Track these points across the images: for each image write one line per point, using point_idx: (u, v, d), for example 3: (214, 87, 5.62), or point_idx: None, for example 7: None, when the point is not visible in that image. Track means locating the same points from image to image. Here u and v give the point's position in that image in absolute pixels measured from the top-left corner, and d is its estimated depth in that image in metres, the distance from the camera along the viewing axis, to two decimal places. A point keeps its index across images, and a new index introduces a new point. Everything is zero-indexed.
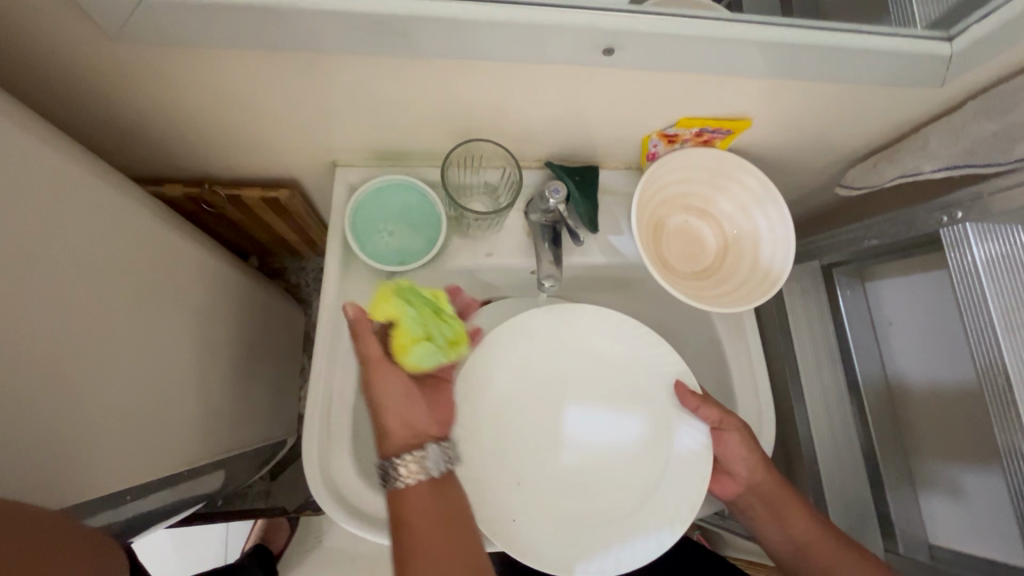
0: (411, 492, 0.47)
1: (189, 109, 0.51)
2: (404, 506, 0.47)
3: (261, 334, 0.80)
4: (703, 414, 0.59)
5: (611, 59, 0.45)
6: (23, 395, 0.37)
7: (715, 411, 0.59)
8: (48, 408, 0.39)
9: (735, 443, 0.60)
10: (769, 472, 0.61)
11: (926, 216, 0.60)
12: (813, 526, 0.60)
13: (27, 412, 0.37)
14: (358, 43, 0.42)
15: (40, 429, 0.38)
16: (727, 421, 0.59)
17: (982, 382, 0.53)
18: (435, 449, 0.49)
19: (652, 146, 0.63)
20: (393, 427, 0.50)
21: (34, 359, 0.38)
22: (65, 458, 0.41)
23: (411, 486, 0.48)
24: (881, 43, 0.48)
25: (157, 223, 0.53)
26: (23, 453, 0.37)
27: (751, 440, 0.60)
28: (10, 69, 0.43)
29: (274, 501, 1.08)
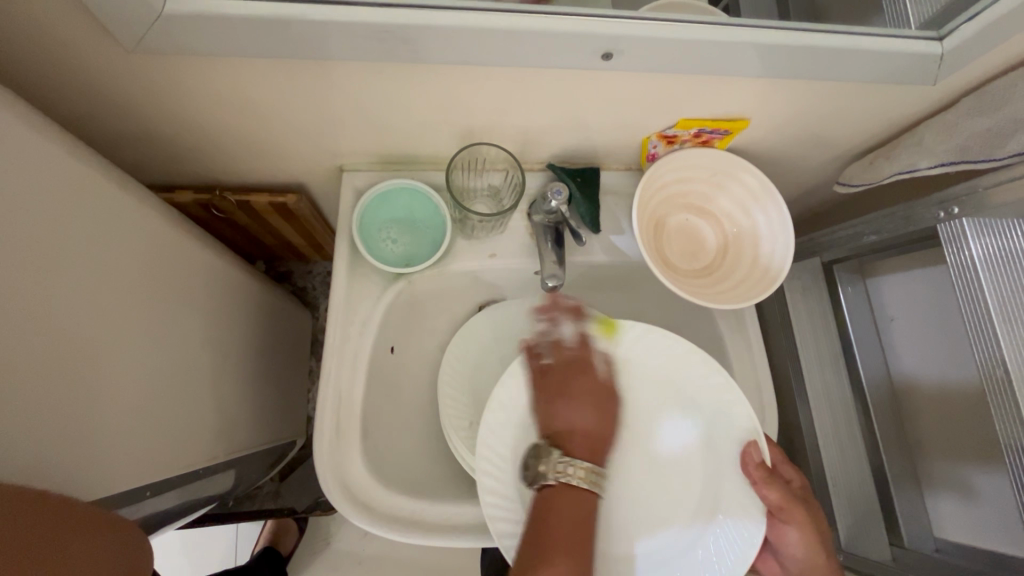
0: (563, 495, 0.49)
1: (201, 116, 0.52)
2: (557, 501, 0.49)
3: (270, 337, 0.82)
4: (764, 495, 0.53)
5: (609, 64, 0.47)
6: (48, 393, 0.38)
7: (778, 494, 0.53)
8: (70, 407, 0.40)
9: (793, 529, 0.55)
10: (827, 567, 0.54)
11: (924, 212, 0.61)
12: None
13: (51, 411, 0.38)
14: (365, 52, 0.43)
15: (63, 427, 0.40)
16: (789, 505, 0.54)
17: (981, 378, 0.54)
18: (579, 466, 0.50)
19: (651, 147, 0.64)
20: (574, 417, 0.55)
21: (56, 359, 0.39)
22: (88, 456, 0.42)
23: (563, 491, 0.50)
24: (873, 43, 0.49)
25: (171, 228, 0.55)
26: (48, 450, 0.38)
27: (812, 534, 0.54)
28: (28, 81, 0.45)
29: (284, 501, 1.08)
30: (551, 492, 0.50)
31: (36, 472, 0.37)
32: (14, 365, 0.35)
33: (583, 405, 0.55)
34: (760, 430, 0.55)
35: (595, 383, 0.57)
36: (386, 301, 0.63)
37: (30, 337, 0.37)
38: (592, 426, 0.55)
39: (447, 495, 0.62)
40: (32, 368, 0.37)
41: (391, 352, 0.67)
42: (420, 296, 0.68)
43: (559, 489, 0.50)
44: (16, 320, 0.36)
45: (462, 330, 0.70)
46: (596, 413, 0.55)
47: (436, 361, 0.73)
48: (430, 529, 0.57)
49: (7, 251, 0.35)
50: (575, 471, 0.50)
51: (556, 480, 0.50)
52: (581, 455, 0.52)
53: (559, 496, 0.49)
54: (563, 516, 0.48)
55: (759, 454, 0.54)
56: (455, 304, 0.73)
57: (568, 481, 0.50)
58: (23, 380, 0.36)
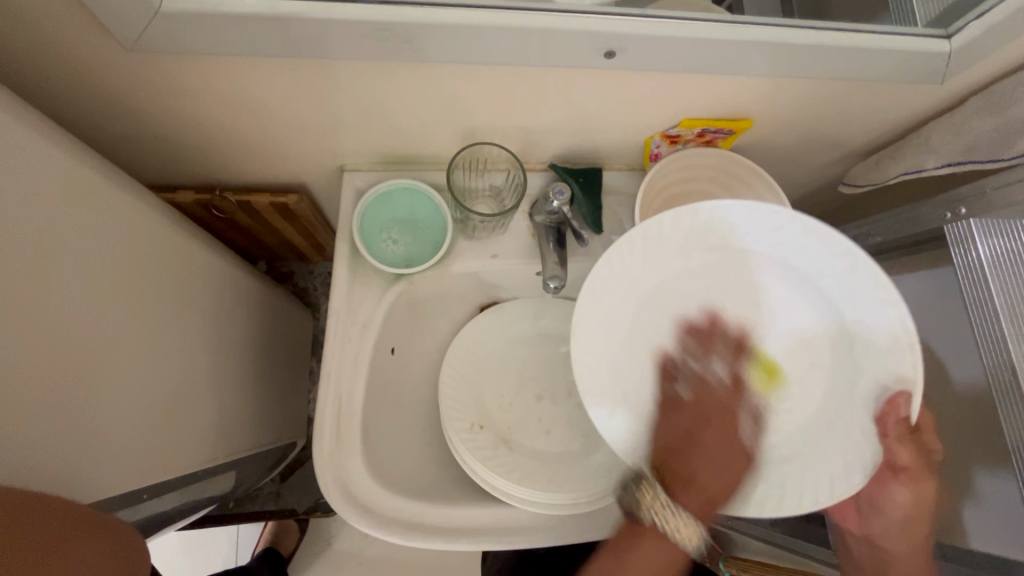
0: (656, 545, 0.49)
1: (201, 116, 0.52)
2: (638, 557, 0.49)
3: (270, 338, 0.82)
4: (893, 450, 0.49)
5: (612, 62, 0.46)
6: (50, 395, 0.38)
7: (908, 453, 0.49)
8: (72, 408, 0.40)
9: (905, 491, 0.51)
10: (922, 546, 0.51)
11: (930, 213, 0.62)
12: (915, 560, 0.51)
13: (54, 412, 0.38)
14: (364, 50, 0.43)
15: (65, 429, 0.40)
16: (915, 467, 0.50)
17: (989, 381, 0.52)
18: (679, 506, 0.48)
19: (654, 147, 0.64)
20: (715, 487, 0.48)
21: (59, 360, 0.39)
22: (89, 459, 0.42)
23: (666, 537, 0.48)
24: (880, 42, 0.48)
25: (171, 229, 0.55)
26: (50, 455, 0.38)
27: (923, 506, 0.51)
28: (28, 81, 0.44)
29: (284, 502, 1.09)
30: (654, 539, 0.49)
31: (38, 474, 0.37)
32: (14, 366, 0.35)
33: (713, 460, 0.49)
34: (920, 386, 0.47)
35: (731, 430, 0.49)
36: (387, 301, 0.63)
37: (32, 337, 0.37)
38: (724, 484, 0.48)
39: (448, 497, 0.61)
40: (33, 369, 0.37)
41: (391, 353, 0.66)
42: (421, 297, 0.68)
43: (653, 540, 0.49)
44: (17, 321, 0.36)
45: (460, 337, 0.70)
46: (716, 458, 0.49)
47: (438, 362, 0.73)
48: (429, 532, 0.57)
49: (7, 251, 0.35)
50: (678, 524, 0.48)
51: (669, 531, 0.48)
52: (693, 506, 0.48)
53: (660, 543, 0.49)
54: (645, 558, 0.48)
55: (904, 411, 0.48)
56: (456, 305, 0.72)
57: (664, 529, 0.48)
58: (24, 382, 0.36)
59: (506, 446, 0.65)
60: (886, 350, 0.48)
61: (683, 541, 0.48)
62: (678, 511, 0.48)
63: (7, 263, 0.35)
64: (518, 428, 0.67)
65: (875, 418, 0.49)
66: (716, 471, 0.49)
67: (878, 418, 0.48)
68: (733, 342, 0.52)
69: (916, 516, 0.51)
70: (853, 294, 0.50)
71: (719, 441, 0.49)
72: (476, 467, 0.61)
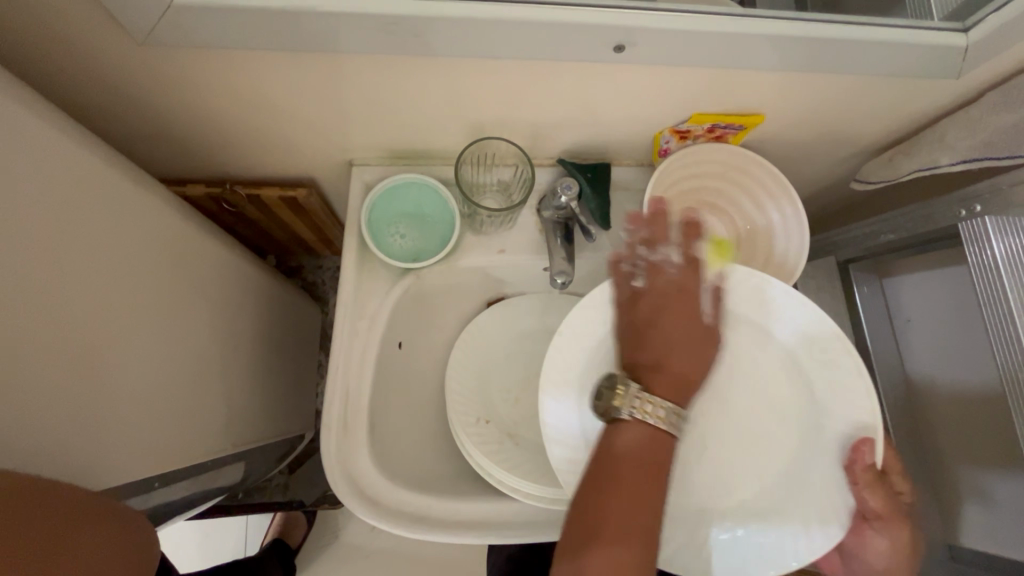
0: (630, 426, 0.44)
1: (211, 110, 0.52)
2: (615, 439, 0.44)
3: (279, 331, 0.82)
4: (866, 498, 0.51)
5: (621, 56, 0.46)
6: (57, 383, 0.38)
7: (882, 501, 0.52)
8: (80, 398, 0.41)
9: (883, 538, 0.55)
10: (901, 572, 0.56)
11: (944, 210, 0.60)
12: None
13: (61, 402, 0.39)
14: (373, 44, 0.43)
15: (71, 419, 0.40)
16: (887, 514, 0.53)
17: (1004, 386, 0.52)
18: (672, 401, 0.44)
19: (664, 142, 0.63)
20: (690, 367, 0.46)
21: (65, 352, 0.39)
22: (92, 451, 0.42)
23: (632, 420, 0.44)
24: (894, 35, 0.47)
25: (181, 222, 0.55)
26: (55, 446, 0.39)
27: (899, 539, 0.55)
28: (40, 74, 0.45)
29: (292, 494, 1.09)
30: (628, 426, 0.44)
31: (44, 465, 0.38)
32: (23, 355, 0.36)
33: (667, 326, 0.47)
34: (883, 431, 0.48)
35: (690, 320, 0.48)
36: (395, 296, 0.63)
37: (41, 327, 0.37)
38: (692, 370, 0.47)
39: (453, 491, 0.62)
40: (41, 359, 0.37)
41: (399, 347, 0.67)
42: (428, 292, 0.68)
43: (632, 425, 0.44)
44: (26, 311, 0.36)
45: (466, 333, 0.70)
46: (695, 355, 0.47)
47: (444, 357, 0.73)
48: (435, 525, 0.57)
49: (18, 242, 0.35)
50: (667, 412, 0.44)
51: (631, 413, 0.44)
52: (663, 394, 0.45)
53: (638, 430, 0.44)
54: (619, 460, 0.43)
55: (870, 456, 0.49)
56: (463, 300, 0.73)
57: (651, 420, 0.43)
58: (31, 371, 0.36)
59: (512, 441, 0.65)
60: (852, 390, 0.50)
61: (649, 419, 0.43)
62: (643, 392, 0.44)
63: (18, 254, 0.36)
64: (524, 423, 0.68)
65: (844, 465, 0.50)
66: (690, 357, 0.47)
67: (848, 465, 0.49)
68: (682, 224, 0.52)
69: (895, 556, 0.56)
70: (805, 342, 0.52)
71: (685, 332, 0.47)
72: (483, 461, 0.61)
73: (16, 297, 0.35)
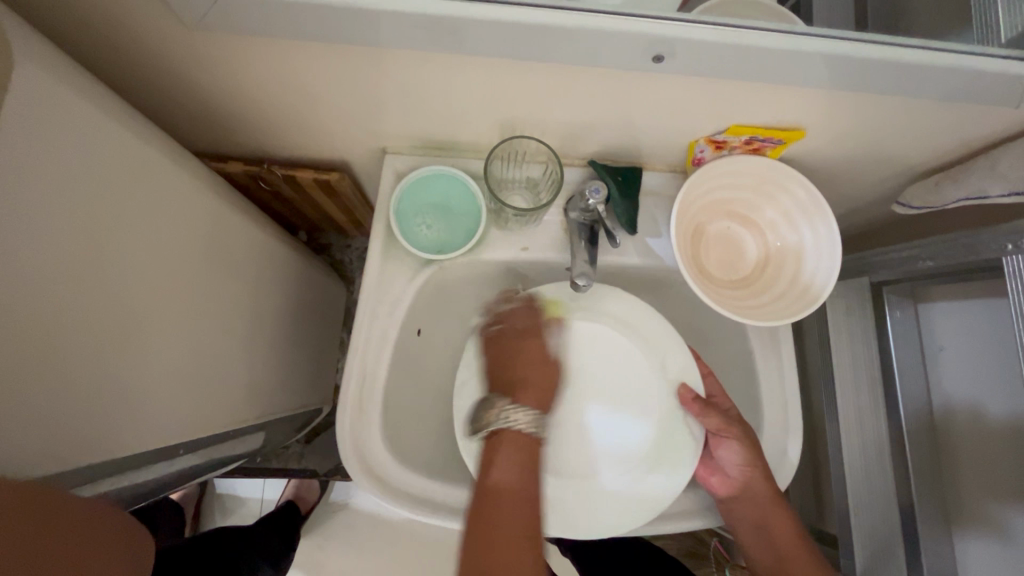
0: (514, 438, 0.51)
1: (251, 94, 0.54)
2: (506, 449, 0.51)
3: (305, 307, 0.85)
4: (704, 417, 0.60)
5: (659, 66, 0.45)
6: (70, 352, 0.40)
7: (715, 419, 0.60)
8: (92, 367, 0.42)
9: (732, 453, 0.61)
10: (763, 476, 0.60)
11: (989, 242, 0.59)
12: (765, 495, 0.60)
13: (74, 368, 0.40)
14: (412, 39, 0.43)
15: (82, 388, 0.41)
16: (727, 431, 0.60)
17: None
18: (526, 410, 0.52)
19: (698, 151, 0.62)
20: (529, 385, 0.55)
21: (81, 322, 0.40)
22: (103, 418, 0.44)
23: (513, 432, 0.52)
24: (950, 59, 0.45)
25: (215, 201, 0.57)
26: (71, 414, 0.40)
27: (753, 448, 0.60)
28: (91, 52, 0.47)
29: (307, 462, 1.16)
30: (504, 439, 0.51)
31: (61, 437, 0.39)
32: (42, 322, 0.37)
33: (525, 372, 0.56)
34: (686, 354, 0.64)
35: (546, 355, 0.58)
36: (415, 285, 0.64)
37: (62, 295, 0.38)
38: (545, 386, 0.56)
39: (456, 479, 0.64)
40: (59, 326, 0.38)
41: (418, 335, 0.68)
42: (450, 284, 0.69)
43: (507, 433, 0.51)
44: (50, 279, 0.37)
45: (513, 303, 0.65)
46: (540, 378, 0.56)
47: (460, 347, 0.74)
48: (440, 509, 0.60)
49: (50, 211, 0.37)
50: (529, 418, 0.52)
51: (504, 424, 0.52)
52: (511, 458, 0.50)
53: (511, 442, 0.51)
54: (506, 520, 0.47)
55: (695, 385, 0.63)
56: (484, 294, 0.74)
57: (522, 429, 0.51)
58: (51, 341, 0.38)
59: None
60: (625, 381, 0.65)
61: (524, 428, 0.51)
62: (507, 408, 0.52)
63: (51, 224, 0.37)
64: None
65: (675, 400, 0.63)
66: (538, 373, 0.57)
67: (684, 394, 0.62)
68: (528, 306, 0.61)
69: (750, 467, 0.60)
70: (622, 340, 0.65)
71: (538, 352, 0.58)
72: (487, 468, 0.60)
73: (42, 266, 0.37)
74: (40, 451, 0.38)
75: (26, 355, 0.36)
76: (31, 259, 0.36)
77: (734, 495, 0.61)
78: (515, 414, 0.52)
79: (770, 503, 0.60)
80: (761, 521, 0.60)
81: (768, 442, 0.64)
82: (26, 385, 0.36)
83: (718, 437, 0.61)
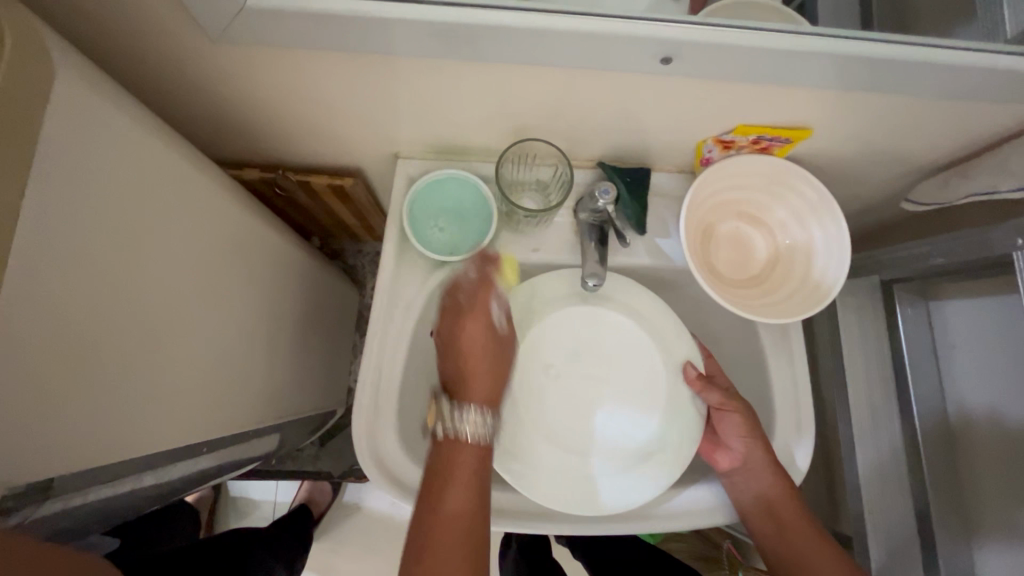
0: (462, 451, 0.53)
1: (269, 102, 0.56)
2: (455, 455, 0.53)
3: (318, 311, 0.86)
4: (707, 395, 0.62)
5: (668, 68, 0.46)
6: (105, 353, 0.41)
7: (716, 394, 0.62)
8: (124, 369, 0.43)
9: (733, 427, 0.62)
10: (764, 448, 0.61)
11: (1000, 238, 0.59)
12: (766, 470, 0.61)
13: (107, 370, 0.41)
14: (427, 47, 0.44)
15: (114, 389, 0.42)
16: (728, 406, 0.62)
17: None
18: (477, 416, 0.54)
19: (706, 151, 0.63)
20: (477, 382, 0.56)
21: (115, 324, 0.42)
22: (132, 419, 0.45)
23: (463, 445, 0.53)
24: (958, 57, 0.46)
25: (234, 207, 0.59)
26: (103, 415, 0.41)
27: (754, 421, 0.62)
28: (117, 64, 0.48)
29: (321, 465, 1.14)
30: (461, 441, 0.53)
31: (92, 438, 0.41)
32: (81, 325, 0.38)
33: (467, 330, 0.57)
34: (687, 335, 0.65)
35: (465, 445, 0.53)
36: (429, 287, 0.65)
37: (98, 298, 0.40)
38: (461, 507, 0.50)
39: None
40: (95, 328, 0.40)
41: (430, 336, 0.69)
42: None
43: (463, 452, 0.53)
44: (88, 283, 0.39)
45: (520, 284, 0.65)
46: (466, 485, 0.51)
47: None
48: None
49: (88, 218, 0.38)
50: (480, 424, 0.54)
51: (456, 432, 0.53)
52: (477, 400, 0.55)
53: (462, 443, 0.53)
54: (464, 466, 0.52)
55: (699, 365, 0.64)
56: None
57: (476, 433, 0.53)
58: (87, 344, 0.39)
59: None
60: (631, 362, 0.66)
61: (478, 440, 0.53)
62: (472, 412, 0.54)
63: (87, 230, 0.38)
64: None
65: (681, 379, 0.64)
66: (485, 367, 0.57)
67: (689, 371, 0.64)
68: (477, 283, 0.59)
69: (750, 439, 0.61)
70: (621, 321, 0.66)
71: (479, 342, 0.57)
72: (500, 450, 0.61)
73: (81, 271, 0.38)
74: (73, 450, 0.39)
75: (65, 356, 0.37)
76: (71, 263, 0.37)
77: (736, 469, 0.62)
78: (468, 411, 0.54)
79: (772, 478, 0.60)
80: (764, 496, 0.61)
81: (780, 440, 0.64)
82: (64, 387, 0.37)
83: (720, 412, 0.63)
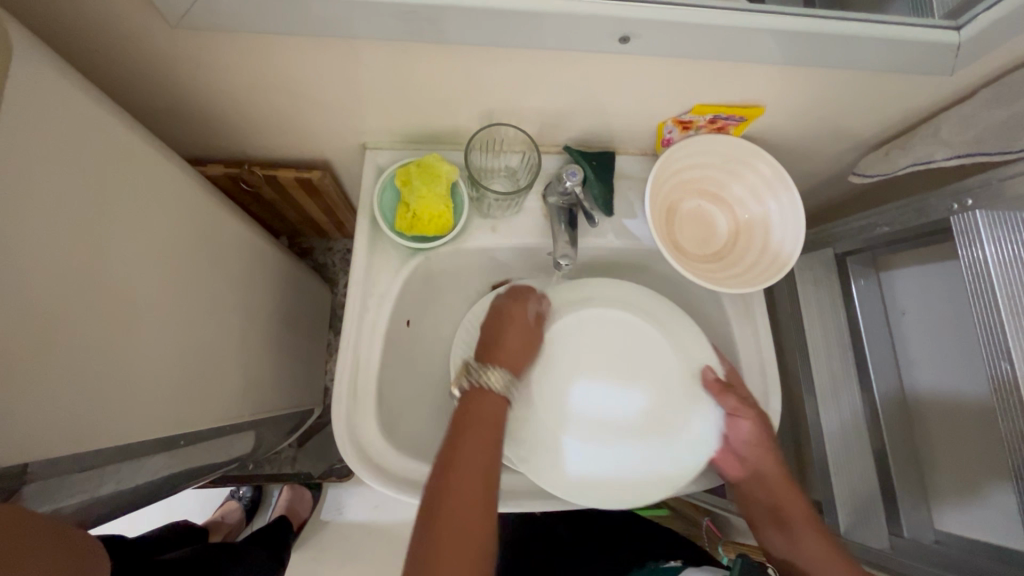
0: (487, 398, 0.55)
1: (233, 92, 0.55)
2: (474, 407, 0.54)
3: (291, 309, 0.85)
4: (724, 401, 0.62)
5: (625, 47, 0.48)
6: (69, 345, 0.40)
7: (734, 402, 0.62)
8: (91, 360, 0.42)
9: (745, 431, 0.62)
10: (772, 451, 0.62)
11: (938, 203, 0.64)
12: (773, 468, 0.62)
13: (73, 362, 0.40)
14: (392, 30, 0.45)
15: (79, 382, 0.41)
16: (743, 411, 0.62)
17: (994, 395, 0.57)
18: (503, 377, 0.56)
19: (667, 132, 0.65)
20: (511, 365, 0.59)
21: (80, 315, 0.41)
22: (101, 413, 0.44)
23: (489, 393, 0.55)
24: (890, 31, 0.50)
25: (202, 200, 0.58)
26: (66, 411, 0.40)
27: (763, 425, 0.62)
28: (73, 51, 0.47)
29: (300, 466, 1.13)
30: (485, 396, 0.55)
31: (57, 433, 0.39)
32: (43, 314, 0.37)
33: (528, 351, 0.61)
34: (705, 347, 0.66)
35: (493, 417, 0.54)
36: (403, 275, 0.65)
37: (59, 290, 0.38)
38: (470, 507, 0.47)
39: None
40: (60, 318, 0.39)
41: (407, 325, 0.69)
42: (436, 273, 0.71)
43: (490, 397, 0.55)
44: (52, 270, 0.38)
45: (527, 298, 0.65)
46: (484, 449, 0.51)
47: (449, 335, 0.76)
48: None
49: (47, 206, 0.37)
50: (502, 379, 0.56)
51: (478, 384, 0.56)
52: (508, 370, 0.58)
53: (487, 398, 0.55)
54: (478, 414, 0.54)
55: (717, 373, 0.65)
56: (469, 283, 0.75)
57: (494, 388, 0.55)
58: (48, 336, 0.38)
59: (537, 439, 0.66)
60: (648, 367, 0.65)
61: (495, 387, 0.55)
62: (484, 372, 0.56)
63: (49, 218, 0.37)
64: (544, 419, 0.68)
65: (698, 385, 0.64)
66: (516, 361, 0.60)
67: (706, 377, 0.64)
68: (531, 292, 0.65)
69: (761, 443, 0.62)
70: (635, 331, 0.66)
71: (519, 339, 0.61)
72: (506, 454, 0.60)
73: (42, 257, 0.37)
74: (43, 441, 0.38)
75: (27, 346, 0.36)
76: (31, 250, 0.36)
77: (746, 474, 0.63)
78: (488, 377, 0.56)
79: (779, 476, 0.62)
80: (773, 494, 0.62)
81: None
82: (23, 381, 0.36)
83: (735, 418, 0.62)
